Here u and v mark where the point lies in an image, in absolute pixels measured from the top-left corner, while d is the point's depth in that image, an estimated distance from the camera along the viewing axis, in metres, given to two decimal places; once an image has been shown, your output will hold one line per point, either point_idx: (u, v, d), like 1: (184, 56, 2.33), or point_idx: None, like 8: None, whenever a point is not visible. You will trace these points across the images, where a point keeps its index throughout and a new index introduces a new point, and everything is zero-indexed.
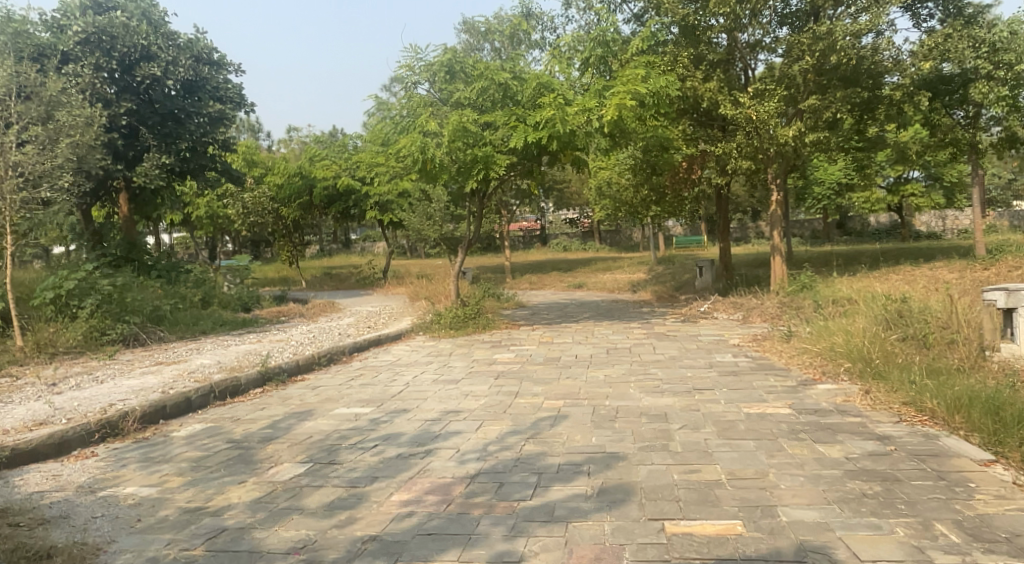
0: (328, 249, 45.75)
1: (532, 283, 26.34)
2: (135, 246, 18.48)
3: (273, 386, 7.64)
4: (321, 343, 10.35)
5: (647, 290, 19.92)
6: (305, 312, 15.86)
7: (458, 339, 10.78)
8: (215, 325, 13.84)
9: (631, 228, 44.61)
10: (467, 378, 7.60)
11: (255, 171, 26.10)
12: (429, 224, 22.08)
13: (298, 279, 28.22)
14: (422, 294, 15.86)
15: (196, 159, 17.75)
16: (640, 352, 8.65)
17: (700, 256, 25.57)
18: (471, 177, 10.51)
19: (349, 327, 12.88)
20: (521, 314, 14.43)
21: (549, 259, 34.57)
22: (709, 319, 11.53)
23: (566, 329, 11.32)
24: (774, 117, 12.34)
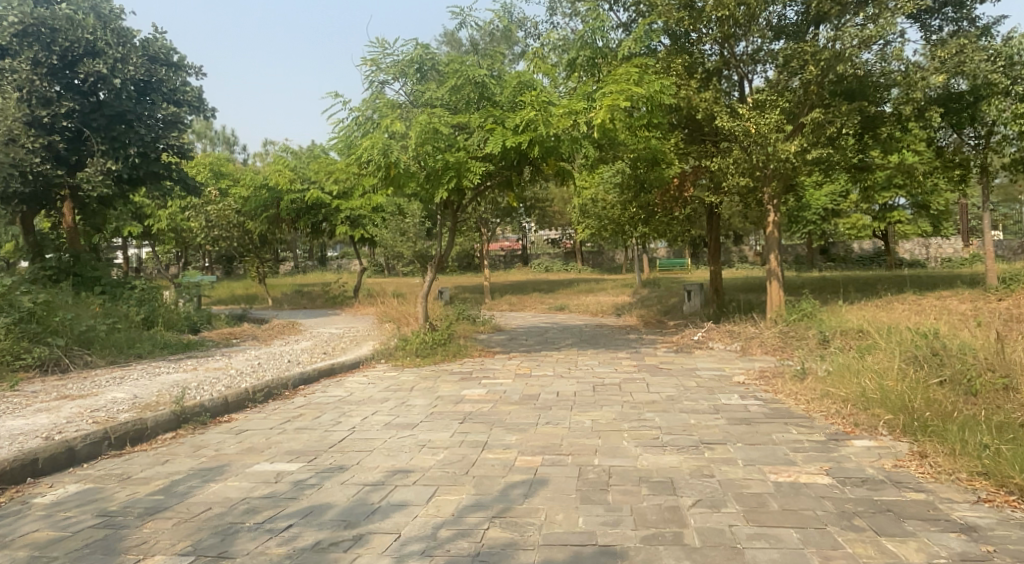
0: (303, 266, 44.36)
1: (509, 306, 25.10)
2: (79, 260, 17.11)
3: (188, 429, 6.33)
4: (265, 371, 9.02)
5: (632, 314, 18.74)
6: (260, 334, 14.49)
7: (423, 368, 9.50)
8: (153, 348, 12.49)
9: (613, 251, 43.70)
10: (427, 421, 6.32)
11: (220, 183, 24.74)
12: (402, 240, 22.28)
13: (265, 296, 26.79)
14: (389, 316, 14.52)
15: (146, 166, 16.21)
16: (631, 389, 7.42)
17: (686, 280, 24.49)
18: (441, 185, 9.29)
19: (305, 351, 11.55)
20: (495, 339, 13.21)
21: (528, 280, 33.41)
22: (704, 349, 10.35)
23: (546, 358, 10.05)
24: (775, 131, 11.21)
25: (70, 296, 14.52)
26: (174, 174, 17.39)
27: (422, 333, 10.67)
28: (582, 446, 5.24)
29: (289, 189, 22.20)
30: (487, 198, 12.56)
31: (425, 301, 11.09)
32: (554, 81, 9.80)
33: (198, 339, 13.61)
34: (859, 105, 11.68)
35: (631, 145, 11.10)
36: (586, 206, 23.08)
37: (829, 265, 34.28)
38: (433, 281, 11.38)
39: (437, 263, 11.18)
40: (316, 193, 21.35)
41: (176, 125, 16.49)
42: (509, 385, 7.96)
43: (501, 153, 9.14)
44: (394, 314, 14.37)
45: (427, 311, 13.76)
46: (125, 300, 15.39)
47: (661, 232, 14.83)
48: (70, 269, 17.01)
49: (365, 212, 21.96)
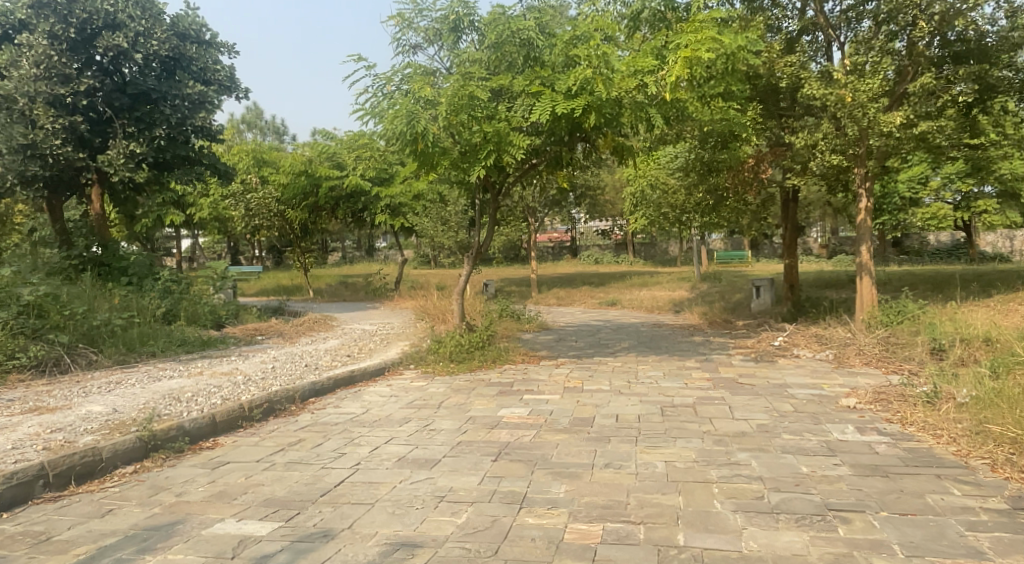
0: (351, 256, 43.66)
1: (556, 300, 23.63)
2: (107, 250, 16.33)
3: (157, 460, 5.10)
4: (272, 380, 7.72)
5: (692, 311, 17.09)
6: (287, 329, 13.34)
7: (457, 378, 8.12)
8: (169, 346, 11.42)
9: (667, 242, 41.82)
10: (452, 456, 4.94)
11: (261, 169, 23.84)
12: (443, 230, 21.16)
13: (305, 287, 25.87)
14: (428, 310, 13.20)
15: (173, 149, 15.35)
16: (711, 414, 5.91)
17: (750, 274, 22.62)
18: (478, 162, 7.88)
19: (326, 352, 10.23)
20: (542, 340, 11.80)
21: (577, 272, 31.87)
22: (789, 358, 8.74)
23: (603, 365, 8.57)
24: (875, 99, 9.49)
25: (89, 287, 13.62)
26: (203, 158, 16.42)
27: (456, 335, 9.24)
28: (659, 509, 3.80)
29: (328, 176, 21.00)
30: (531, 181, 11.12)
31: (461, 299, 9.69)
32: (614, 41, 8.28)
33: (218, 335, 12.49)
34: (974, 68, 9.90)
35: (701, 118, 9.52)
36: (644, 194, 21.44)
37: (903, 258, 31.82)
38: (469, 274, 9.92)
39: (475, 255, 9.72)
40: (355, 179, 20.25)
41: (206, 106, 15.44)
42: (558, 403, 6.52)
43: (550, 125, 7.72)
44: (432, 309, 13.06)
45: (467, 308, 12.40)
46: (148, 292, 14.39)
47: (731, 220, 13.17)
48: (96, 259, 16.18)
49: (405, 199, 20.80)
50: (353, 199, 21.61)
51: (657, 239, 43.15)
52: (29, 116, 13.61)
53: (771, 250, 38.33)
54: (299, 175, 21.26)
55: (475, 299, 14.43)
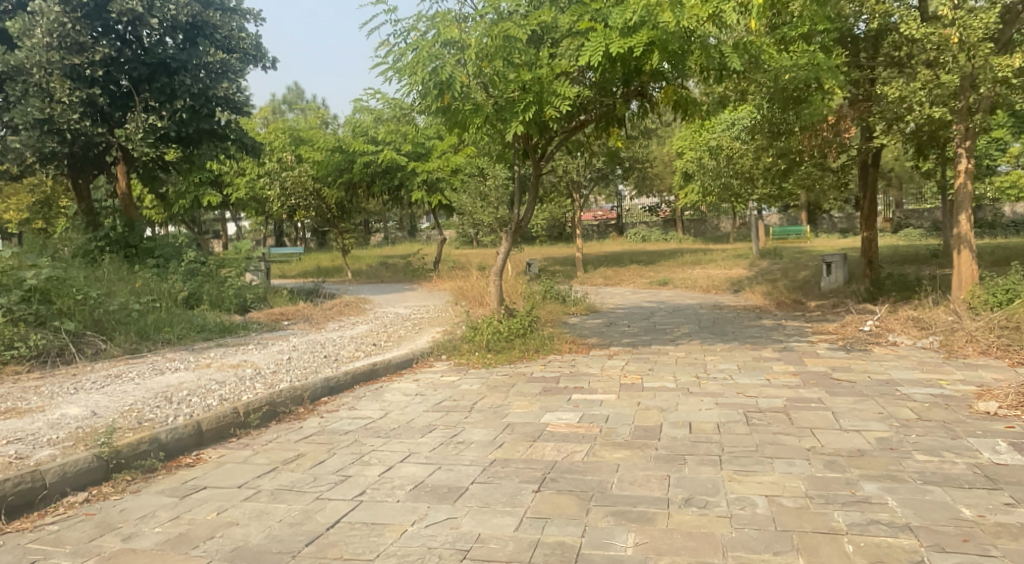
0: (393, 236, 42.90)
1: (604, 281, 22.36)
2: (133, 231, 15.62)
3: (119, 484, 4.13)
4: (281, 376, 6.71)
5: (754, 292, 15.69)
6: (316, 314, 12.42)
7: (494, 372, 7.01)
8: (187, 332, 10.56)
9: (719, 218, 40.02)
10: (483, 483, 3.84)
11: (295, 146, 23.02)
12: (482, 206, 18.99)
13: (344, 270, 25.07)
14: (467, 291, 12.14)
15: (196, 123, 14.34)
16: (812, 422, 4.69)
17: (813, 251, 21.01)
18: (515, 118, 6.68)
19: (350, 340, 9.20)
20: (591, 325, 10.63)
21: (625, 251, 30.47)
22: (886, 347, 7.42)
23: (665, 356, 7.37)
24: (986, 37, 8.04)
25: (109, 272, 12.88)
26: (229, 134, 15.52)
27: (492, 323, 8.11)
28: None
29: (362, 152, 19.99)
30: (576, 147, 9.92)
31: (499, 281, 8.56)
32: None
33: (241, 321, 11.61)
34: None
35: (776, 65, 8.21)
36: (699, 164, 20.01)
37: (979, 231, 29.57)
38: (509, 252, 8.76)
39: (514, 232, 8.56)
40: (389, 154, 19.33)
41: (229, 76, 14.57)
42: (616, 406, 5.37)
43: (601, 69, 6.57)
44: (471, 291, 11.99)
45: (508, 290, 11.30)
46: (171, 274, 13.59)
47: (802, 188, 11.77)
48: (122, 241, 15.48)
49: (443, 174, 19.77)
50: (389, 175, 20.64)
51: (708, 215, 41.37)
52: (46, 90, 12.85)
53: (831, 224, 36.28)
54: (333, 151, 20.59)
55: (518, 280, 13.30)
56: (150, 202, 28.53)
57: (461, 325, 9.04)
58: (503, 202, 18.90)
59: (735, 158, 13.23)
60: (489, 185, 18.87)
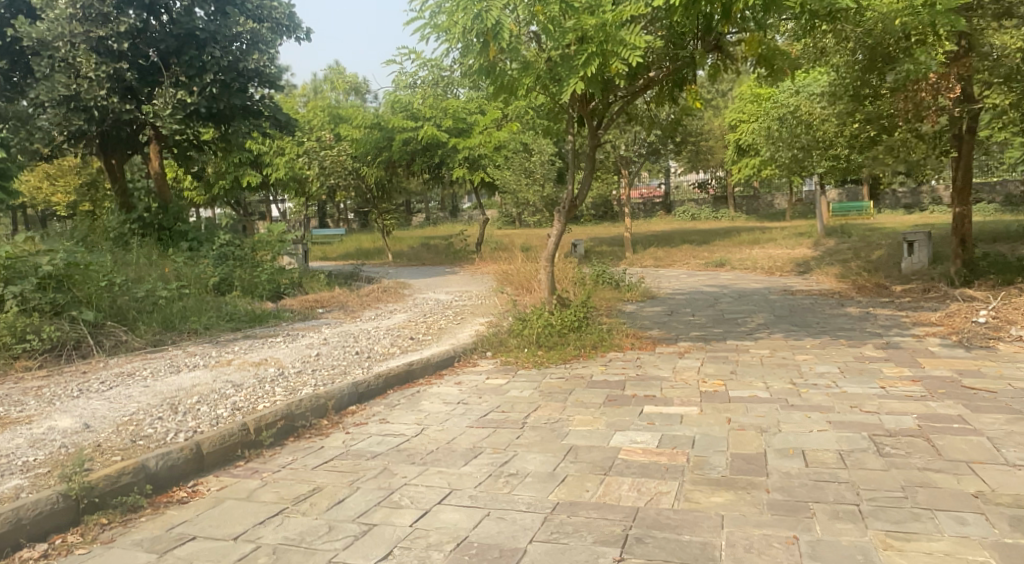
0: (435, 217, 42.20)
1: (655, 262, 21.20)
2: (167, 212, 15.00)
3: (91, 531, 3.31)
4: (305, 378, 5.87)
5: (824, 275, 14.41)
6: (352, 300, 11.61)
7: (548, 375, 6.07)
8: (215, 321, 9.80)
9: (772, 195, 38.36)
10: (546, 546, 2.92)
11: (335, 125, 22.28)
12: (527, 183, 18.09)
13: (385, 252, 24.39)
14: (515, 277, 11.20)
15: (228, 97, 13.45)
16: (967, 456, 3.67)
17: (883, 230, 19.57)
18: (572, 73, 5.75)
19: (386, 332, 8.34)
20: (651, 314, 9.61)
21: (675, 230, 29.13)
22: (1013, 345, 6.28)
23: (747, 355, 6.34)
24: None
25: (139, 257, 12.28)
26: (263, 110, 14.73)
27: (543, 316, 7.16)
28: None
29: (401, 129, 19.07)
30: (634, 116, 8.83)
31: (550, 267, 7.60)
32: None
33: (273, 308, 10.86)
34: None
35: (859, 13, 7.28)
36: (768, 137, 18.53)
37: None
38: (562, 233, 7.75)
39: (565, 213, 7.58)
40: (430, 130, 18.17)
41: (259, 47, 13.76)
42: (702, 426, 4.38)
43: (675, 11, 5.56)
44: (520, 278, 11.07)
45: (559, 276, 10.33)
46: (204, 258, 12.93)
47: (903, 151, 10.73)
48: (156, 223, 14.90)
49: (485, 151, 18.37)
50: (428, 153, 19.70)
51: (760, 191, 39.65)
52: (71, 64, 12.23)
53: (893, 200, 34.27)
54: (371, 130, 19.96)
55: (568, 264, 12.31)
56: (191, 183, 28.12)
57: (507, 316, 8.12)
58: (548, 178, 18.03)
59: (813, 125, 12.06)
60: (534, 161, 17.81)
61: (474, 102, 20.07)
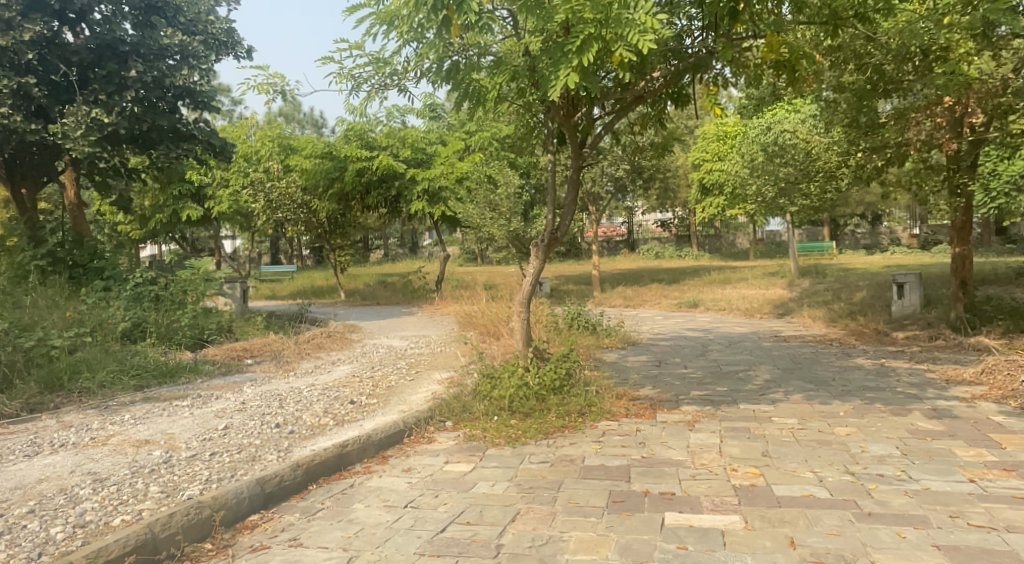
0: (392, 253, 40.68)
1: (624, 304, 19.98)
2: (81, 245, 13.23)
3: None
4: (196, 468, 4.36)
5: (811, 318, 13.29)
6: (290, 347, 10.04)
7: (528, 456, 4.67)
8: (117, 377, 8.13)
9: (734, 234, 37.87)
10: None
11: (283, 156, 20.79)
12: (491, 216, 16.11)
13: (335, 291, 22.80)
14: (495, 323, 9.77)
15: (152, 117, 11.98)
16: None
17: (859, 270, 18.77)
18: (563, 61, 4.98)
19: (319, 392, 6.79)
20: (638, 367, 8.25)
21: (641, 268, 28.11)
22: None
23: (774, 427, 5.03)
24: None
25: (35, 304, 10.45)
26: (194, 133, 13.08)
27: (513, 381, 5.74)
28: None
29: (355, 157, 17.60)
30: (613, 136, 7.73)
31: (525, 314, 6.24)
32: None
33: (188, 361, 9.14)
34: None
35: (879, 18, 6.47)
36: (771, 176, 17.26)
37: None
38: (540, 272, 6.40)
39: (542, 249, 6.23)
40: (385, 160, 17.01)
41: (189, 61, 12.19)
42: (756, 556, 3.05)
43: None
44: (497, 327, 9.58)
45: (534, 328, 8.83)
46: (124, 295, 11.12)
47: (913, 184, 9.75)
48: (68, 258, 13.06)
49: (446, 182, 17.23)
50: (385, 184, 18.22)
51: (721, 230, 39.15)
52: None
53: (853, 240, 33.86)
54: (323, 159, 18.31)
55: (540, 308, 10.89)
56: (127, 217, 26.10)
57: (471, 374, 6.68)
58: (515, 211, 16.28)
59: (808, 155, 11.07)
60: (499, 192, 16.12)
61: (433, 133, 18.88)
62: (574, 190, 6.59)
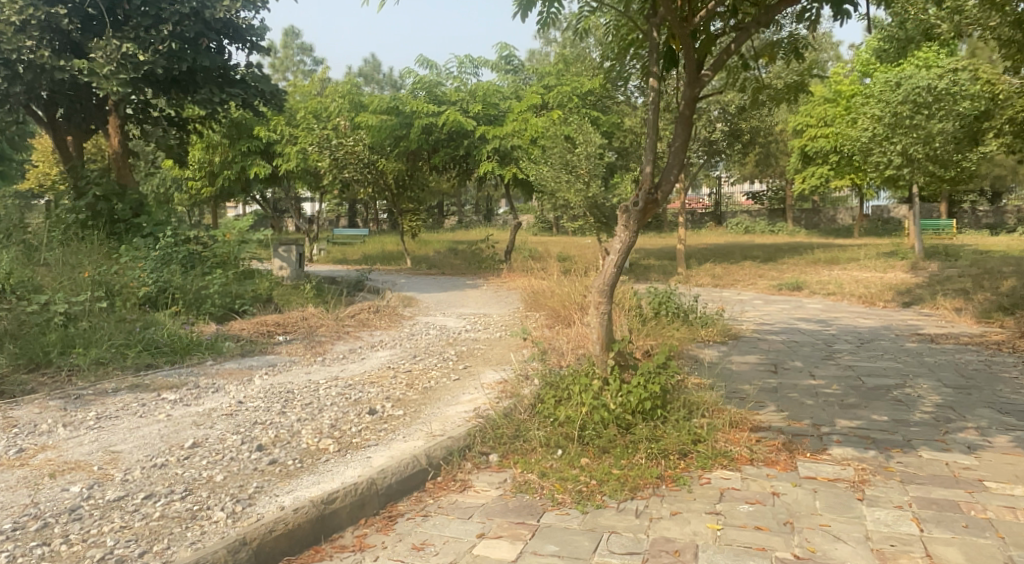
0: (466, 219, 39.50)
1: (715, 283, 17.93)
2: (125, 198, 12.19)
3: None
4: (104, 530, 2.89)
5: (951, 310, 11.04)
6: (330, 321, 8.64)
7: (607, 532, 3.05)
8: (121, 352, 6.90)
9: (834, 209, 34.82)
10: None
11: (351, 112, 19.54)
12: (567, 179, 14.23)
13: (403, 257, 21.58)
14: (576, 310, 8.00)
15: (193, 57, 10.65)
16: None
17: (997, 255, 16.14)
18: None
19: (336, 392, 5.26)
20: (750, 373, 6.42)
21: (732, 243, 25.82)
22: None
23: (1000, 508, 3.24)
24: None
25: (58, 263, 9.35)
26: (243, 77, 11.73)
27: (587, 405, 4.10)
28: None
29: (423, 112, 16.07)
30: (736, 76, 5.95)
31: (606, 306, 4.54)
32: None
33: (206, 336, 7.80)
34: None
35: None
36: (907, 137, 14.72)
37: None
38: (632, 242, 4.53)
39: (632, 219, 4.43)
40: (453, 116, 15.37)
41: None
42: None
43: None
44: (575, 315, 7.85)
45: (614, 315, 7.15)
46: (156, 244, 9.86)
47: None
48: (111, 212, 12.04)
49: (519, 141, 15.40)
50: (454, 143, 16.61)
51: (819, 205, 36.11)
52: None
53: (974, 219, 30.26)
54: (390, 115, 16.93)
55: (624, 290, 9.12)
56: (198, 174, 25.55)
57: (535, 383, 5.02)
58: (595, 174, 14.27)
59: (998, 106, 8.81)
60: (577, 153, 14.10)
61: (509, 88, 17.14)
62: (682, 141, 4.62)
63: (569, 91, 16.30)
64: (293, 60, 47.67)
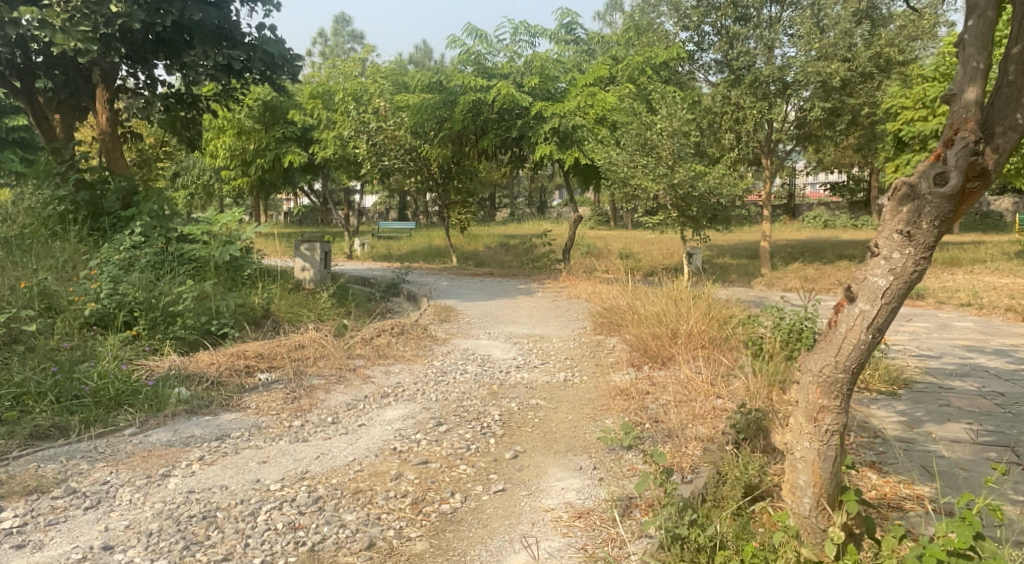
0: (517, 211, 37.02)
1: (809, 288, 15.13)
2: (108, 183, 9.99)
3: None
4: None
5: None
6: (335, 350, 6.33)
7: None
8: (17, 407, 4.69)
9: None
10: None
11: (392, 92, 17.30)
12: (642, 163, 11.63)
13: (447, 254, 19.37)
14: (682, 357, 5.49)
15: (180, 7, 8.40)
16: None
17: None
18: None
19: (282, 527, 2.98)
20: (985, 472, 3.91)
21: (819, 240, 22.78)
22: None
23: None
24: None
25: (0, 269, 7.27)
26: (249, 38, 9.46)
27: None
28: None
29: (471, 87, 13.65)
30: None
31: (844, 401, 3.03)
32: None
33: (152, 376, 5.44)
34: None
35: None
36: None
37: None
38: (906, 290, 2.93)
39: (933, 217, 2.83)
40: (506, 90, 12.92)
41: None
42: None
43: None
44: (682, 361, 5.34)
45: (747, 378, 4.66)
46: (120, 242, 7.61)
47: None
48: (94, 203, 9.87)
49: (584, 121, 12.91)
50: (506, 124, 14.16)
51: None
52: None
53: None
54: (433, 93, 14.61)
55: (739, 315, 6.58)
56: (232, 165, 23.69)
57: (653, 541, 2.87)
58: (679, 157, 11.49)
59: None
60: (657, 130, 11.52)
61: (571, 59, 14.61)
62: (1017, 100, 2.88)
63: (642, 62, 13.71)
64: (343, 46, 45.50)
